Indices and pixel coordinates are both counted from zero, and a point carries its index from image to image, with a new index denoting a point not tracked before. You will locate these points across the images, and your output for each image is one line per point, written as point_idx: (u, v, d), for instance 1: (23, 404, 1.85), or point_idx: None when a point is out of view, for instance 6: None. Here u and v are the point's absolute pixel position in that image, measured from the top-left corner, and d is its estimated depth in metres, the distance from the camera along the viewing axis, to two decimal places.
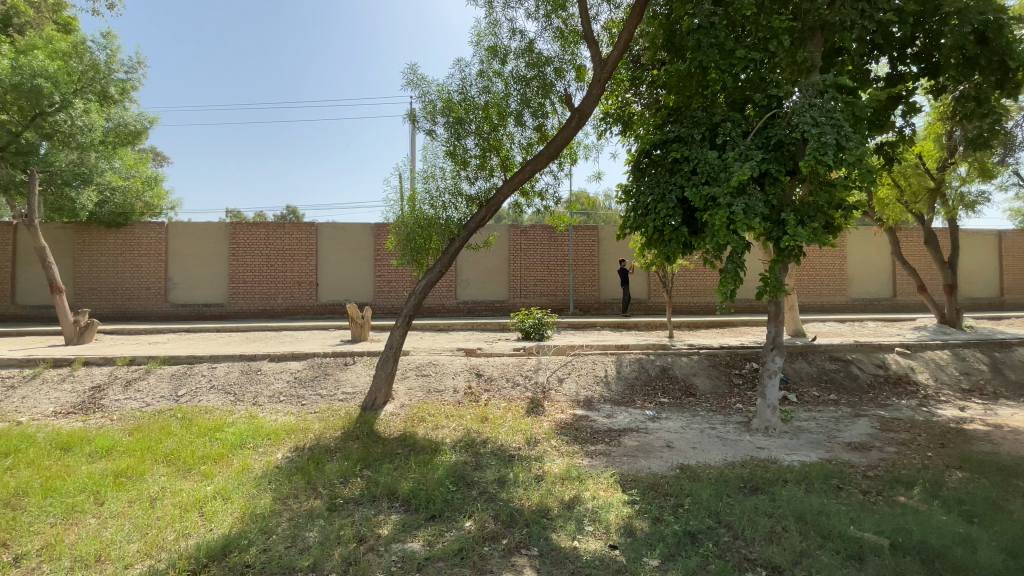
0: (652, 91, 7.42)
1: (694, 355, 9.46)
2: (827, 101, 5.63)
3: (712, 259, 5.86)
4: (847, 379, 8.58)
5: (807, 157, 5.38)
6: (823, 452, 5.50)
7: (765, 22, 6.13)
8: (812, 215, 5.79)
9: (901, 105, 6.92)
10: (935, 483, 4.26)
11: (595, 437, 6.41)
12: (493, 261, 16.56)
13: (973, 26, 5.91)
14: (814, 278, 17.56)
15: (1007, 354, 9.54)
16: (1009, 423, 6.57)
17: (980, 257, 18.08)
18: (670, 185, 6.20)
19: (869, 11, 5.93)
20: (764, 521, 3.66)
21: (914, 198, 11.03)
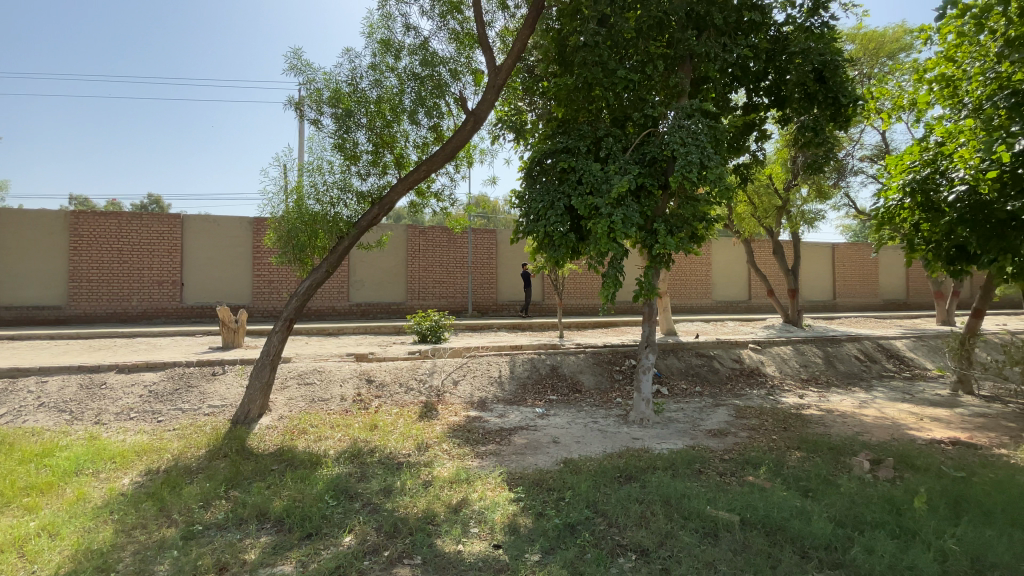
0: (544, 101, 7.69)
1: (581, 353, 9.98)
2: (693, 124, 6.27)
3: (596, 264, 6.22)
4: (710, 372, 9.62)
5: (676, 174, 5.95)
6: (689, 440, 6.07)
7: (643, 46, 6.70)
8: (680, 226, 6.40)
9: (755, 132, 7.91)
10: (776, 462, 4.89)
11: (486, 437, 6.46)
12: (389, 261, 16.01)
13: (813, 65, 6.84)
14: (686, 282, 19.54)
15: (835, 348, 11.32)
16: (834, 407, 7.79)
17: (817, 266, 21.36)
18: (559, 193, 6.47)
19: (729, 46, 6.70)
20: (636, 507, 3.94)
21: (765, 214, 12.71)
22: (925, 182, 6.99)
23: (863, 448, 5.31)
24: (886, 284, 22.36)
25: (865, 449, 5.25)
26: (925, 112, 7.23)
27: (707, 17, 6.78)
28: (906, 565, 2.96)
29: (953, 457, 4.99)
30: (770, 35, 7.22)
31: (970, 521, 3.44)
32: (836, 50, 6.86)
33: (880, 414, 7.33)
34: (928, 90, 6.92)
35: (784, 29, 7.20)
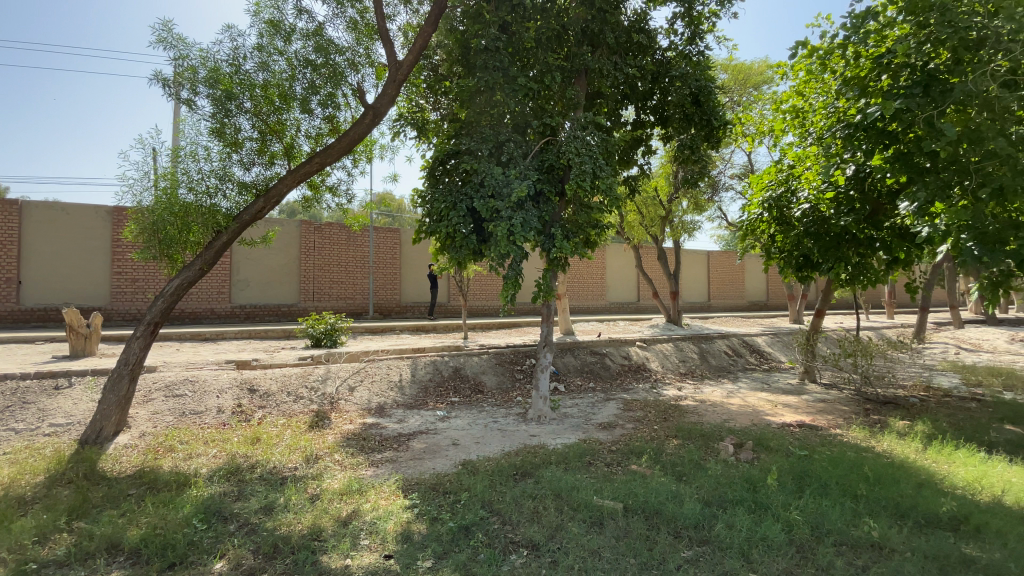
0: (448, 101, 7.62)
1: (484, 354, 10.05)
2: (587, 135, 6.59)
3: (496, 266, 6.27)
4: (602, 369, 10.21)
5: (571, 182, 6.24)
6: (581, 434, 6.38)
7: (542, 57, 6.93)
8: (575, 232, 6.69)
9: (642, 147, 8.56)
10: (656, 450, 5.31)
11: (382, 444, 6.23)
12: (279, 259, 14.86)
13: (691, 89, 7.57)
14: (583, 284, 20.61)
15: (708, 344, 12.62)
16: (707, 398, 8.67)
17: (695, 271, 23.72)
18: (461, 195, 6.44)
19: (620, 65, 7.27)
20: (529, 504, 4.05)
21: (650, 223, 13.84)
22: (780, 200, 8.09)
23: (728, 433, 5.96)
24: (751, 287, 25.42)
25: (731, 434, 5.89)
26: (780, 138, 8.31)
27: (601, 35, 7.21)
28: (759, 537, 3.34)
29: (798, 437, 5.78)
30: (655, 58, 7.87)
31: (809, 493, 3.99)
32: (710, 77, 7.63)
33: (743, 402, 8.29)
34: (783, 118, 7.91)
35: (668, 54, 7.87)
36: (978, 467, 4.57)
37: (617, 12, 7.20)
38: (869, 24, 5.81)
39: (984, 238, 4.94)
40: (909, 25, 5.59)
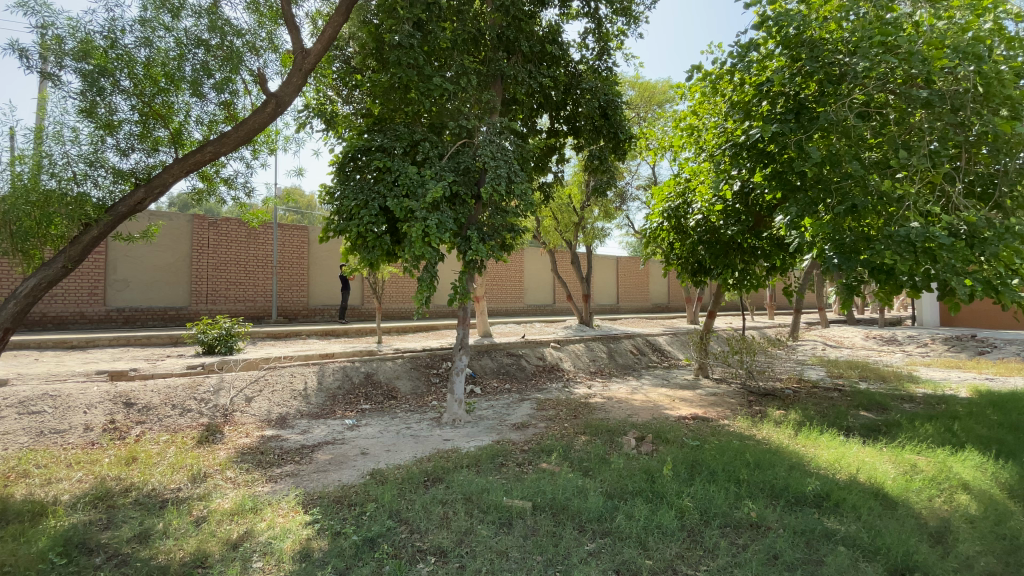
0: (361, 95, 7.32)
1: (398, 358, 9.76)
2: (502, 140, 6.64)
3: (410, 268, 6.10)
4: (518, 370, 10.37)
5: (486, 185, 6.22)
6: (494, 435, 6.41)
7: (457, 59, 6.89)
8: (491, 234, 6.70)
9: (556, 155, 8.82)
10: (565, 448, 5.47)
11: (283, 458, 5.81)
12: (167, 257, 13.39)
13: (599, 102, 7.92)
14: (500, 286, 20.80)
15: (616, 344, 13.31)
16: (614, 395, 9.13)
17: (606, 274, 24.96)
18: (373, 193, 6.19)
19: (534, 74, 7.40)
20: (438, 510, 3.98)
21: (564, 228, 14.38)
22: (678, 210, 8.71)
23: (632, 428, 6.30)
24: (655, 290, 27.25)
25: (634, 429, 6.24)
26: (679, 153, 8.94)
27: (516, 43, 7.34)
28: (655, 525, 3.56)
29: (693, 429, 6.25)
30: (568, 70, 8.14)
31: (700, 480, 4.33)
32: (617, 92, 8.05)
33: (647, 398, 8.84)
34: (682, 135, 8.52)
35: (579, 67, 8.19)
36: (837, 449, 5.23)
37: (532, 22, 7.37)
38: (752, 54, 6.47)
39: (843, 248, 5.67)
40: (784, 59, 6.30)
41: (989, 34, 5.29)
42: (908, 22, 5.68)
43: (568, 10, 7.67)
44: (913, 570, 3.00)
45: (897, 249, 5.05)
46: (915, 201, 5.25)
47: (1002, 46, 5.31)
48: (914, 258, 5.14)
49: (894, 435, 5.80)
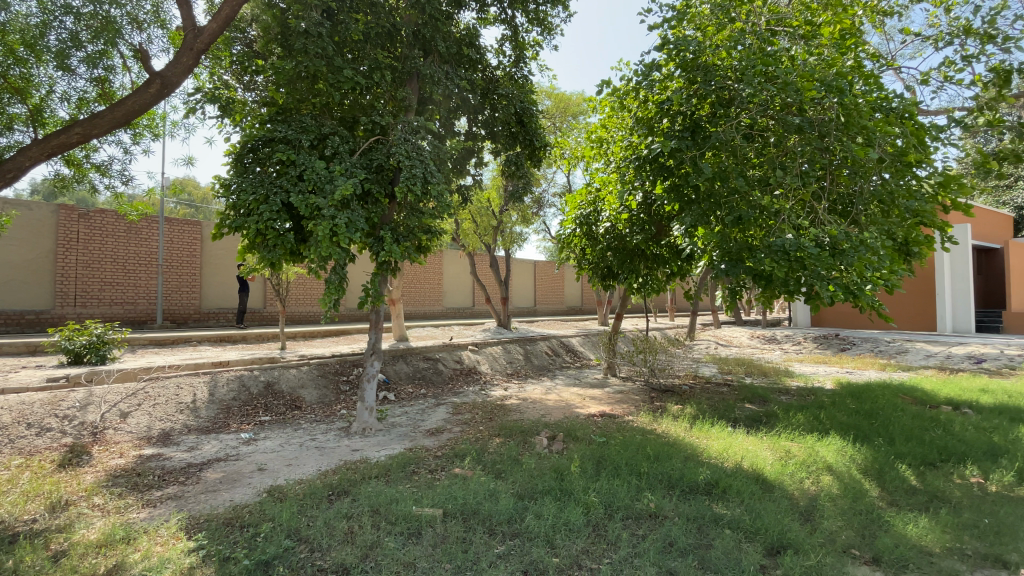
0: (264, 82, 6.77)
1: (303, 365, 9.18)
2: (418, 139, 6.45)
3: (317, 269, 5.74)
4: (434, 374, 10.20)
5: (401, 185, 5.99)
6: (407, 443, 6.23)
7: (371, 53, 6.61)
8: (406, 235, 6.49)
9: (474, 158, 8.81)
10: (479, 451, 5.45)
11: (164, 479, 5.20)
12: (24, 254, 11.52)
13: (516, 108, 8.05)
14: (418, 289, 20.39)
15: (532, 346, 13.57)
16: (529, 396, 9.29)
17: (523, 278, 25.44)
18: (275, 187, 5.75)
19: (451, 75, 7.32)
20: (342, 525, 3.77)
21: (483, 232, 14.41)
22: (589, 218, 9.09)
23: (545, 428, 6.44)
24: (570, 293, 28.24)
25: (547, 428, 6.38)
26: (590, 163, 9.33)
27: (432, 42, 7.18)
28: (563, 522, 3.64)
29: (601, 426, 6.53)
30: (485, 75, 8.16)
31: (606, 475, 4.50)
32: (533, 100, 8.22)
33: (560, 398, 9.10)
34: (593, 146, 8.91)
35: (496, 72, 8.26)
36: (726, 439, 5.72)
37: (448, 22, 7.28)
38: (654, 74, 6.94)
39: (730, 255, 6.24)
40: (683, 80, 6.82)
41: (850, 71, 6.07)
42: (786, 55, 6.36)
43: (485, 15, 7.71)
44: (786, 546, 3.34)
45: (774, 257, 5.66)
46: (789, 215, 5.93)
47: (860, 82, 6.11)
48: (788, 266, 5.80)
49: (773, 424, 6.47)
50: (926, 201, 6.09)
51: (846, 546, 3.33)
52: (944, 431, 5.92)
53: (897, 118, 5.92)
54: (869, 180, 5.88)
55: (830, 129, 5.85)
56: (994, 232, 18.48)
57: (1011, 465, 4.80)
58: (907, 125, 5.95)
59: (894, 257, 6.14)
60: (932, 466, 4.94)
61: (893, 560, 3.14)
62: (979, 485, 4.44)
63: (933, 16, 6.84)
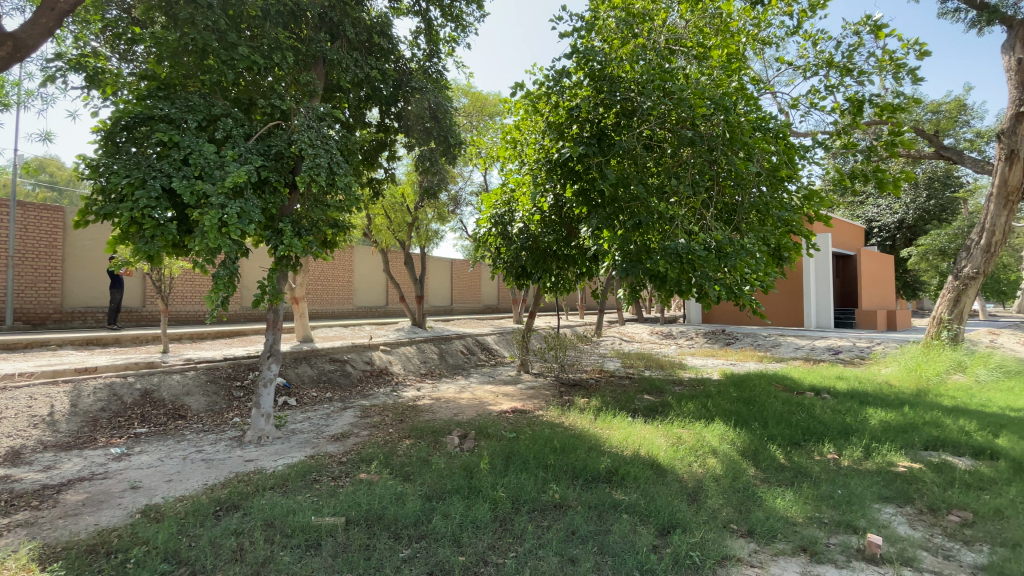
0: (144, 53, 6.02)
1: (189, 371, 8.31)
2: (323, 127, 6.08)
3: (203, 263, 5.20)
4: (341, 377, 9.73)
5: (302, 175, 5.54)
6: (309, 450, 5.87)
7: (271, 31, 6.12)
8: (308, 229, 6.07)
9: (387, 152, 8.56)
10: (387, 454, 5.27)
11: (9, 505, 4.43)
12: None
13: (429, 103, 7.87)
14: (326, 286, 19.37)
15: (447, 345, 13.46)
16: (442, 395, 9.19)
17: (439, 276, 25.15)
18: (154, 170, 5.13)
19: (360, 63, 7.00)
20: (229, 542, 3.46)
21: (398, 228, 14.02)
22: (504, 217, 9.19)
23: (457, 427, 6.41)
24: (487, 292, 28.40)
25: (459, 427, 6.35)
26: (505, 164, 9.44)
27: (340, 27, 6.83)
28: (470, 521, 3.64)
29: (512, 422, 6.63)
30: (398, 66, 7.91)
31: (514, 470, 4.57)
32: (446, 96, 8.10)
33: (473, 396, 9.11)
34: (507, 147, 9.01)
35: (410, 64, 8.03)
36: (626, 429, 6.08)
37: (359, 8, 6.99)
38: (564, 80, 7.19)
39: (630, 256, 6.62)
40: (590, 89, 7.12)
41: (734, 93, 6.71)
42: (681, 73, 6.89)
43: (398, 5, 7.49)
44: (676, 525, 3.61)
45: (668, 259, 6.12)
46: (681, 221, 6.43)
47: (743, 102, 6.79)
48: (681, 267, 6.31)
49: (668, 413, 6.99)
50: (794, 212, 6.93)
51: (726, 521, 3.68)
52: (808, 414, 6.77)
53: (772, 137, 6.65)
54: (749, 191, 6.54)
55: (717, 143, 6.42)
56: (849, 241, 21.46)
57: (858, 441, 5.60)
58: (780, 144, 6.71)
59: (769, 261, 6.89)
60: (798, 445, 5.62)
61: (764, 531, 3.51)
62: (834, 460, 5.12)
63: (803, 48, 7.75)
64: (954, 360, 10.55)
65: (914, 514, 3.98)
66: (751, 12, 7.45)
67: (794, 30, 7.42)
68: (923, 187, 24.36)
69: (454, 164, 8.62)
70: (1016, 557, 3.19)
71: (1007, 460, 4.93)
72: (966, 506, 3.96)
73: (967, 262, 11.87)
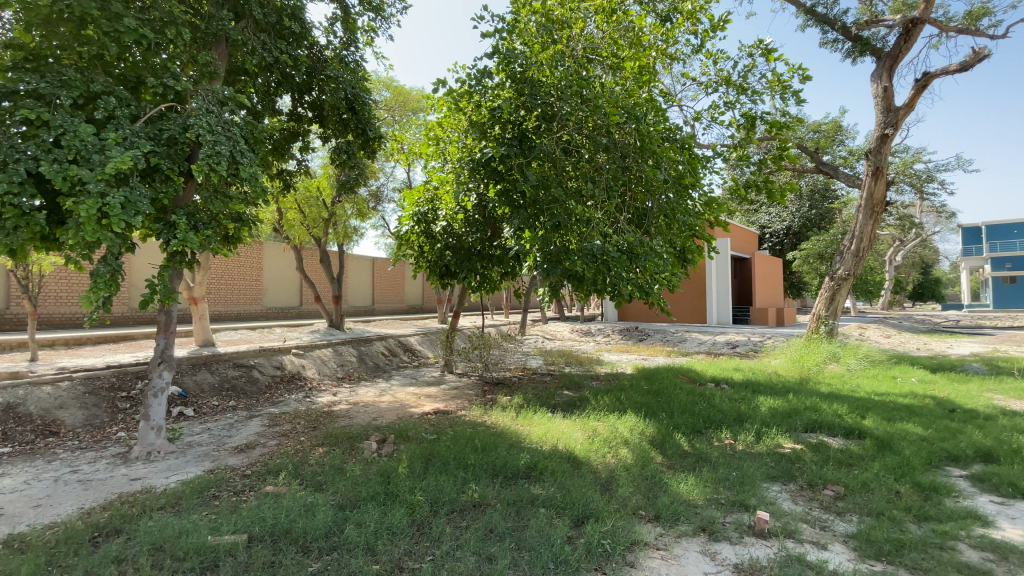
0: (13, 21, 5.06)
1: (62, 381, 7.29)
2: (225, 111, 5.58)
3: (78, 258, 4.57)
4: (247, 384, 9.04)
5: (199, 163, 5.04)
6: (208, 464, 5.39)
7: (165, 4, 5.46)
8: (207, 223, 5.55)
9: (299, 142, 8.06)
10: (296, 465, 4.96)
11: None
12: None
13: (345, 94, 7.49)
14: (230, 285, 17.94)
15: (366, 347, 12.99)
16: (360, 399, 8.86)
17: (359, 275, 24.23)
18: (17, 151, 4.45)
19: (269, 46, 6.50)
20: (108, 571, 3.07)
21: (313, 224, 13.29)
22: (427, 215, 9.05)
23: (375, 431, 6.20)
24: (410, 292, 27.78)
25: (377, 431, 6.15)
26: (428, 161, 9.25)
27: (246, 5, 6.28)
28: (385, 528, 3.53)
29: (433, 424, 6.54)
30: (311, 53, 7.46)
31: (434, 472, 4.50)
32: (364, 88, 7.76)
33: (393, 398, 8.88)
34: (430, 143, 8.83)
35: (325, 51, 7.59)
36: (546, 424, 6.22)
37: None
38: (486, 81, 7.20)
39: (550, 256, 6.78)
40: (512, 90, 7.19)
41: (645, 103, 7.11)
42: (597, 82, 7.21)
43: None
44: (589, 516, 3.75)
45: (585, 260, 6.36)
46: (597, 224, 6.70)
47: (653, 114, 7.23)
48: (597, 267, 6.58)
49: (585, 407, 7.26)
50: (697, 217, 7.48)
51: (636, 508, 3.90)
52: (709, 403, 7.34)
53: (678, 148, 7.14)
54: (658, 197, 6.95)
55: (630, 151, 6.77)
56: (745, 245, 23.60)
57: (751, 427, 6.16)
58: (685, 154, 7.22)
59: (675, 262, 7.38)
60: (700, 433, 6.07)
61: (669, 515, 3.76)
62: (730, 445, 5.60)
63: (705, 65, 8.38)
64: (830, 351, 11.95)
65: (797, 490, 4.45)
66: (661, 28, 7.93)
67: (699, 48, 8.00)
68: (807, 198, 27.38)
69: (374, 158, 8.30)
70: (878, 525, 3.66)
71: (871, 439, 5.66)
72: (839, 480, 4.49)
73: (841, 266, 13.48)
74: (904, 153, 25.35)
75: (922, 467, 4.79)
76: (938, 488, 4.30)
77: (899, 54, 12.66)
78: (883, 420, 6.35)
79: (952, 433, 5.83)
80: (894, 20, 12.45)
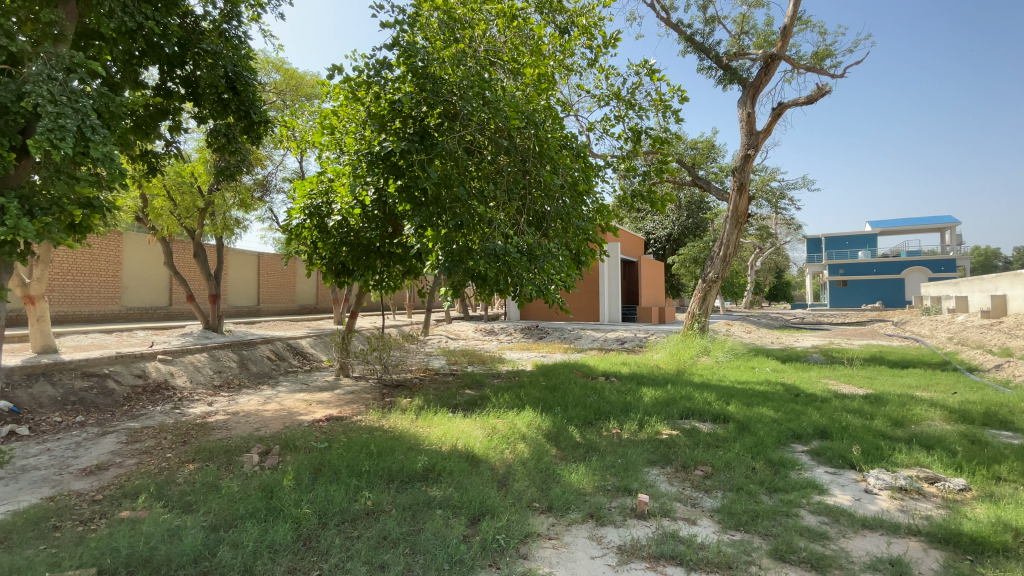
0: None
1: None
2: (73, 80, 4.76)
3: None
4: (100, 396, 7.84)
5: (36, 137, 4.23)
6: (46, 491, 4.57)
7: None
8: (46, 208, 4.70)
9: (168, 121, 7.15)
10: (161, 485, 4.40)
11: None
12: None
13: (225, 71, 6.80)
14: (78, 282, 15.41)
15: (249, 351, 11.90)
16: (242, 408, 8.12)
17: (241, 272, 22.17)
18: None
19: (131, 8, 5.68)
20: None
21: (185, 213, 11.88)
22: (320, 209, 8.55)
23: (257, 442, 5.71)
24: (302, 291, 26.01)
25: (259, 443, 5.68)
26: (322, 150, 8.72)
27: None
28: (267, 547, 3.27)
29: (324, 431, 6.19)
30: (185, 22, 6.66)
31: (323, 482, 4.26)
32: (248, 67, 7.10)
33: (280, 406, 8.24)
34: (323, 132, 8.31)
35: (202, 23, 6.82)
36: (445, 425, 6.18)
37: None
38: (385, 72, 6.96)
39: (453, 254, 6.74)
40: (413, 85, 7.05)
41: (543, 110, 7.38)
42: (498, 85, 7.33)
43: None
44: (485, 512, 3.80)
45: (487, 260, 6.44)
46: (498, 224, 6.85)
47: (552, 121, 7.52)
48: (498, 267, 6.69)
49: (485, 406, 7.33)
50: (590, 223, 7.92)
51: (530, 501, 4.03)
52: (599, 396, 7.82)
53: (574, 156, 7.55)
54: (556, 201, 7.23)
55: (529, 156, 6.98)
56: (633, 249, 25.51)
57: (635, 416, 6.67)
58: (580, 162, 7.61)
59: (570, 265, 7.72)
60: (590, 424, 6.44)
61: (561, 505, 3.94)
62: (617, 434, 6.02)
63: (598, 79, 8.91)
64: (702, 346, 13.38)
65: (672, 472, 4.91)
66: (559, 39, 8.27)
67: (594, 62, 8.48)
68: (685, 209, 30.37)
69: (259, 144, 7.62)
70: (737, 499, 4.17)
71: (734, 422, 6.42)
72: (707, 461, 5.03)
73: (712, 269, 15.08)
74: (763, 173, 29.14)
75: (773, 445, 5.54)
76: (785, 463, 5.01)
77: (759, 84, 14.49)
78: (744, 405, 7.23)
79: (796, 414, 6.82)
80: (756, 54, 14.23)
